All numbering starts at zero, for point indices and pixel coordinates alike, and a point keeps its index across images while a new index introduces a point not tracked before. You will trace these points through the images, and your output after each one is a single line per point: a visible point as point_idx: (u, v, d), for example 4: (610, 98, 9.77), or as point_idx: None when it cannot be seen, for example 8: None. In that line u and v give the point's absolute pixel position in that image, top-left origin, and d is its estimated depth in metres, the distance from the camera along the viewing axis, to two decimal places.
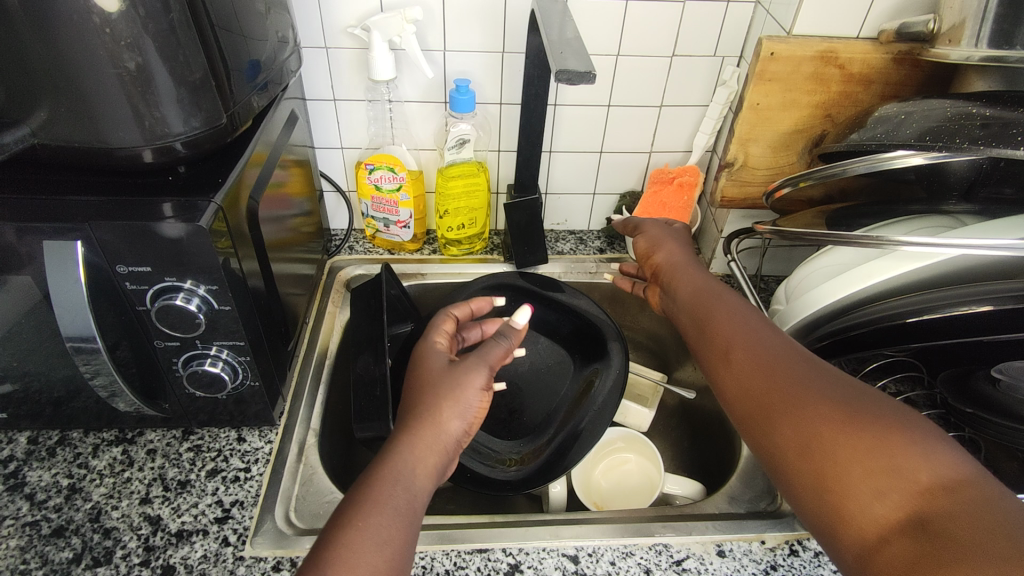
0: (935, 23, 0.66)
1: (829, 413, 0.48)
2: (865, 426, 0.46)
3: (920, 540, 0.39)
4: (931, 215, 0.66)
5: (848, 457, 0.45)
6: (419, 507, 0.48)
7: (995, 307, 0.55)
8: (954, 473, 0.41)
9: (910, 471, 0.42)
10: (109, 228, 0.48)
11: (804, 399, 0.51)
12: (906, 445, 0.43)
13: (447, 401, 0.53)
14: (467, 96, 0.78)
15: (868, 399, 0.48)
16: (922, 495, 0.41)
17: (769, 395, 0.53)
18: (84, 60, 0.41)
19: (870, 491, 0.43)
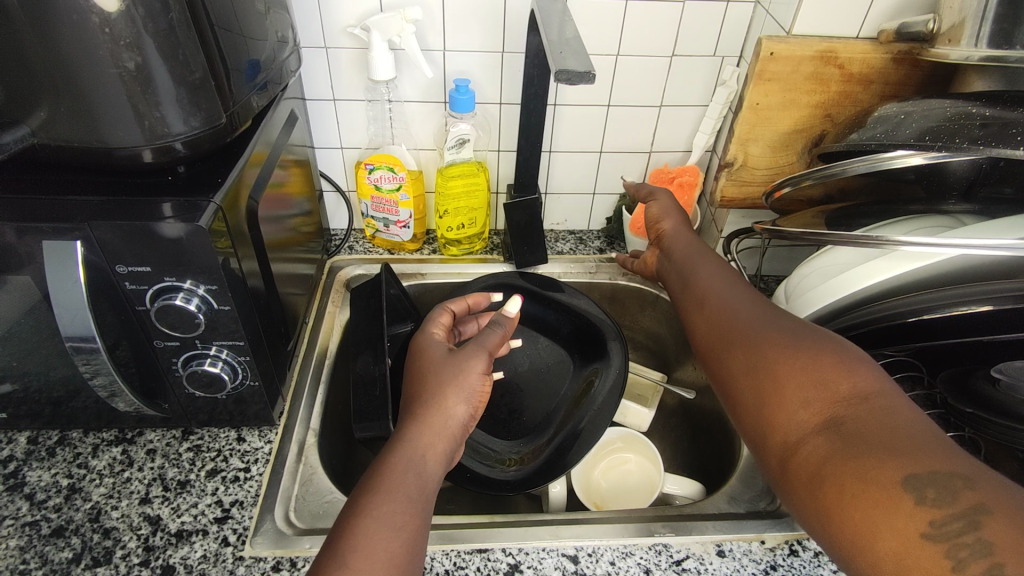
0: (935, 23, 0.67)
1: (773, 339, 0.54)
2: (802, 349, 0.51)
3: (836, 439, 0.45)
4: (932, 215, 0.66)
5: (786, 373, 0.50)
6: (431, 492, 0.49)
7: (994, 307, 0.55)
8: (871, 384, 0.47)
9: (835, 385, 0.47)
10: (108, 229, 0.48)
11: (755, 328, 0.56)
12: (835, 361, 0.49)
13: (451, 387, 0.53)
14: (467, 96, 0.78)
15: (807, 327, 0.54)
16: (843, 403, 0.46)
17: (726, 326, 0.59)
18: (84, 61, 0.41)
19: (801, 401, 0.49)
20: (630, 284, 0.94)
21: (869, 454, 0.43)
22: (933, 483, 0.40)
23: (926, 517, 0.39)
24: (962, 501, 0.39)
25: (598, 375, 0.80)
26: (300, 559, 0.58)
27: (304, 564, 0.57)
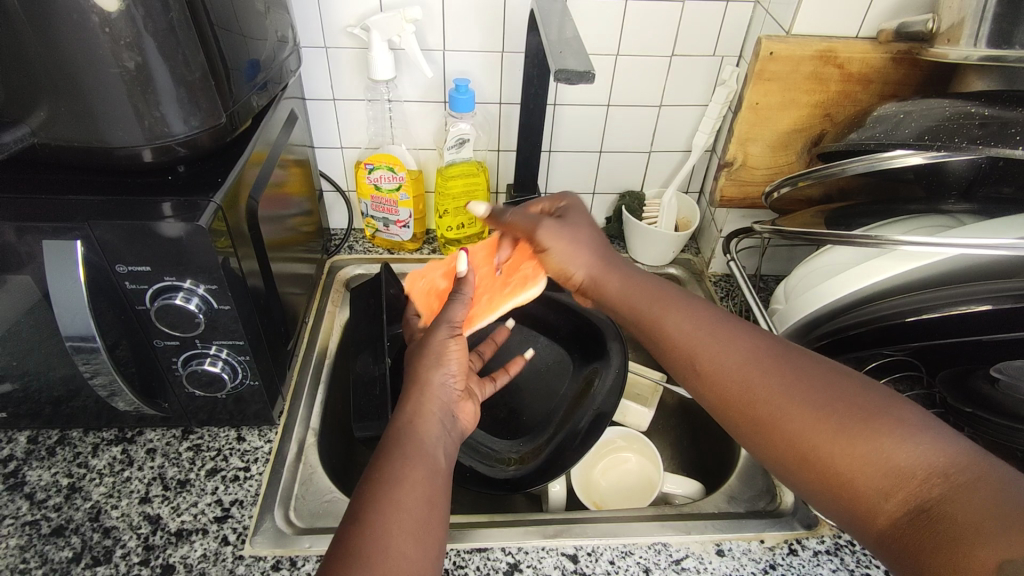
0: (934, 22, 0.67)
1: (820, 417, 0.46)
2: (854, 427, 0.45)
3: (931, 534, 0.39)
4: (930, 215, 0.65)
5: (849, 461, 0.44)
6: (437, 459, 0.50)
7: (992, 307, 0.55)
8: (945, 458, 0.41)
9: (905, 467, 0.42)
10: (108, 228, 0.48)
11: (784, 399, 0.48)
12: (899, 440, 0.43)
13: (427, 362, 0.54)
14: (466, 95, 0.78)
15: (852, 388, 0.47)
16: (926, 488, 0.41)
17: (750, 396, 0.50)
18: (83, 61, 0.41)
19: (877, 491, 0.43)
20: None
21: (966, 545, 0.37)
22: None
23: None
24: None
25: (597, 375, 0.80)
26: (300, 559, 0.58)
27: (304, 563, 0.57)
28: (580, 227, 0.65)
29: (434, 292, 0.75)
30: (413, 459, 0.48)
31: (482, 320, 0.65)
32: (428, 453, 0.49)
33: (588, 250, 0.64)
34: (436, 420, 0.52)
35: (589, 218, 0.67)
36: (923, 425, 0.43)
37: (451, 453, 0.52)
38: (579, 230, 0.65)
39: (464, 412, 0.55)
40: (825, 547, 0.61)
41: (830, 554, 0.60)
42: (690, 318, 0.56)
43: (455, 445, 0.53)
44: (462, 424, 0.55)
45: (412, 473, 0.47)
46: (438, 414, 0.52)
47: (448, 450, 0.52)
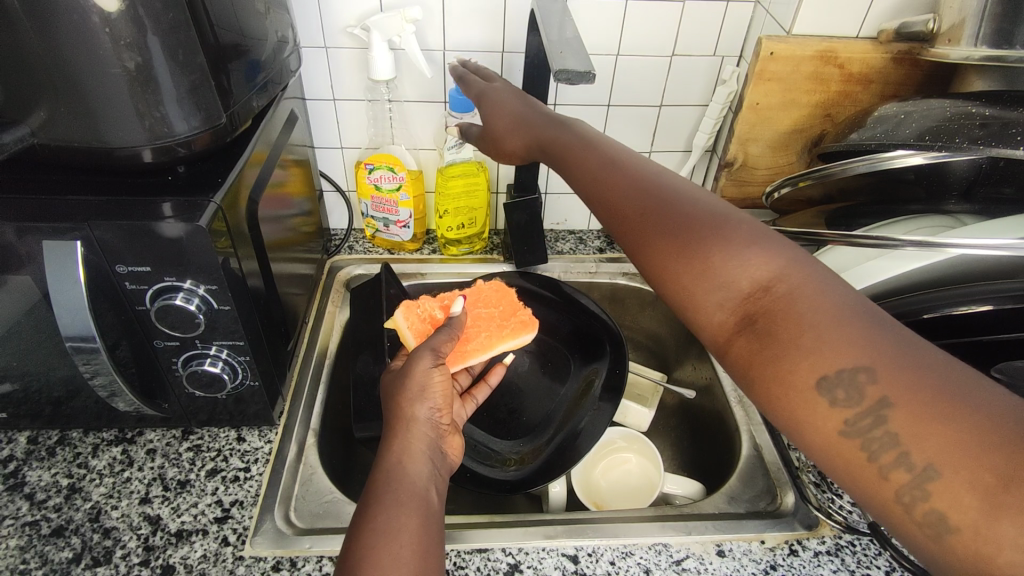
0: (935, 23, 0.67)
1: (663, 231, 0.47)
2: (693, 242, 0.46)
3: (757, 342, 0.42)
4: (931, 215, 0.66)
5: (685, 272, 0.46)
6: (426, 493, 0.47)
7: (995, 307, 0.55)
8: (771, 268, 0.42)
9: (739, 280, 0.43)
10: (108, 229, 0.48)
11: (639, 216, 0.50)
12: (729, 250, 0.44)
13: (408, 395, 0.52)
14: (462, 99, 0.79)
15: (702, 207, 0.48)
16: (751, 298, 0.43)
17: (614, 213, 0.52)
18: (83, 61, 0.41)
19: (715, 300, 0.45)
20: (630, 284, 0.94)
21: (790, 353, 0.40)
22: (850, 381, 0.38)
23: (841, 415, 0.38)
24: (869, 394, 0.37)
25: (597, 377, 0.80)
26: (300, 559, 0.58)
27: (304, 564, 0.57)
28: (513, 98, 0.67)
29: (424, 318, 0.69)
30: (405, 503, 0.46)
31: (473, 358, 0.69)
32: (419, 491, 0.47)
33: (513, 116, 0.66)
34: (425, 458, 0.49)
35: (518, 96, 0.68)
36: (758, 238, 0.44)
37: (442, 491, 0.50)
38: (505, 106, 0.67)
39: (449, 445, 0.53)
40: (826, 547, 0.61)
41: (830, 554, 0.60)
42: (575, 156, 0.58)
43: (444, 482, 0.51)
44: (449, 459, 0.53)
45: (407, 518, 0.45)
46: (425, 451, 0.50)
47: (439, 489, 0.49)
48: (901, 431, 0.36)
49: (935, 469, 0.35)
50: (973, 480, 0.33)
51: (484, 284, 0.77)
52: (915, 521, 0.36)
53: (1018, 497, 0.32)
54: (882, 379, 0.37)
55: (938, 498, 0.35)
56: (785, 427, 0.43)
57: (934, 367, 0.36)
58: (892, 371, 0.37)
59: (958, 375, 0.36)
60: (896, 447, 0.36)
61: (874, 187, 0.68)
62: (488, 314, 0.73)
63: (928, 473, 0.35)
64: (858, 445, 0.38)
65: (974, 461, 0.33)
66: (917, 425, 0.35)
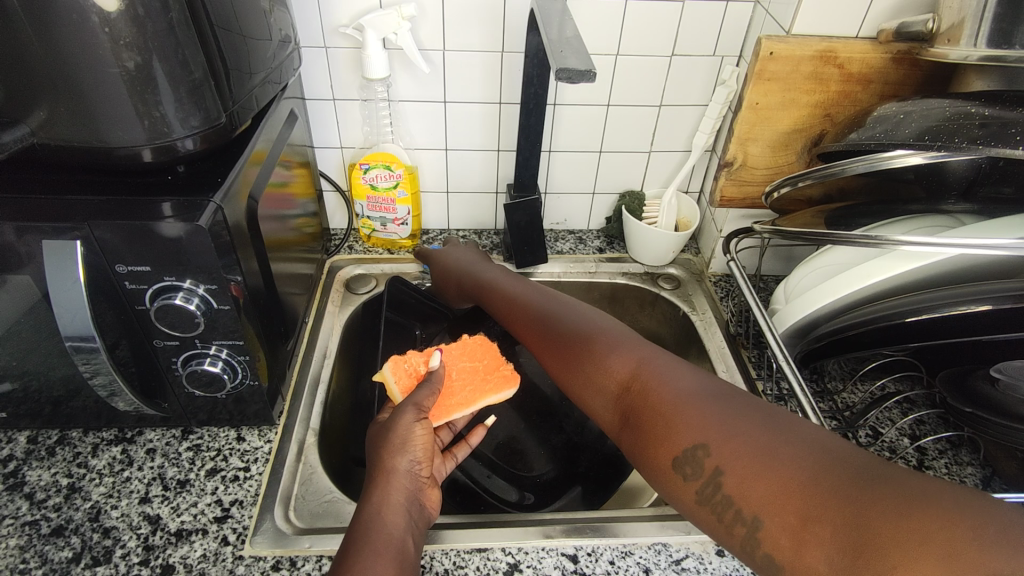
0: (934, 22, 0.67)
1: (560, 348, 0.62)
2: (573, 352, 0.61)
3: (635, 433, 0.53)
4: (928, 215, 0.67)
5: (578, 381, 0.59)
6: (403, 545, 0.48)
7: (993, 307, 0.54)
8: (629, 368, 0.56)
9: (607, 379, 0.57)
10: (108, 228, 0.48)
11: (540, 343, 0.65)
12: (600, 358, 0.58)
13: (390, 447, 0.53)
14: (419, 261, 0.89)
15: (580, 326, 0.63)
16: (621, 396, 0.55)
17: (526, 333, 0.68)
18: (82, 59, 0.41)
19: (598, 399, 0.57)
20: (630, 284, 0.95)
21: (655, 442, 0.51)
22: (693, 458, 0.48)
23: (693, 488, 0.47)
24: (706, 466, 0.47)
25: None
26: (300, 559, 0.58)
27: (304, 563, 0.57)
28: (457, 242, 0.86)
29: (411, 373, 0.67)
30: (384, 553, 0.47)
31: (458, 412, 0.66)
32: (395, 543, 0.48)
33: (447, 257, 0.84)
34: (404, 509, 0.50)
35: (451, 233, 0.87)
36: (617, 347, 0.58)
37: (418, 542, 0.51)
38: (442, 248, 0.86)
39: (429, 497, 0.54)
40: None
41: None
42: (499, 290, 0.75)
43: (421, 534, 0.52)
44: (427, 512, 0.53)
45: (383, 565, 0.46)
46: (405, 503, 0.51)
47: (416, 539, 0.50)
48: (732, 492, 0.45)
49: (760, 519, 0.43)
50: (785, 523, 0.42)
51: (468, 337, 0.74)
52: (758, 562, 0.44)
53: (816, 532, 0.40)
54: (715, 452, 0.47)
55: (768, 543, 0.43)
56: (671, 505, 0.51)
57: (756, 437, 0.46)
58: (720, 446, 0.47)
59: (773, 437, 0.46)
60: (732, 507, 0.45)
61: (874, 186, 0.68)
62: (472, 368, 0.70)
63: (757, 524, 0.43)
64: (708, 509, 0.46)
65: (787, 508, 0.42)
66: (742, 484, 0.45)
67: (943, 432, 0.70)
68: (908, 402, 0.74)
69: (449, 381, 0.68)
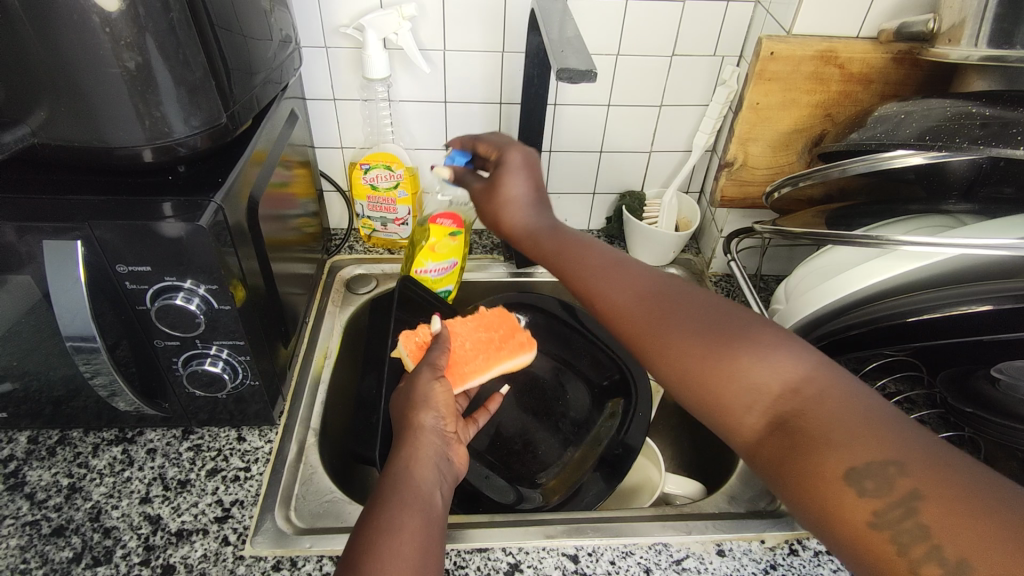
0: (935, 23, 0.67)
1: (702, 339, 0.47)
2: (712, 344, 0.47)
3: (788, 443, 0.43)
4: (930, 215, 0.67)
5: (722, 383, 0.45)
6: (429, 500, 0.48)
7: (994, 307, 0.55)
8: (799, 373, 0.44)
9: (765, 381, 0.44)
10: (108, 228, 0.48)
11: (670, 340, 0.49)
12: (761, 356, 0.45)
13: (414, 405, 0.53)
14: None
15: (725, 315, 0.48)
16: (780, 401, 0.44)
17: (643, 315, 0.51)
18: (82, 59, 0.41)
19: (743, 404, 0.45)
20: None
21: (818, 451, 0.41)
22: (878, 472, 0.39)
23: (870, 506, 0.38)
24: (896, 488, 0.38)
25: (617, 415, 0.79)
26: (300, 559, 0.58)
27: (304, 564, 0.57)
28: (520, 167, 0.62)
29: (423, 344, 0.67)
30: (409, 507, 0.46)
31: (475, 379, 0.67)
32: (422, 500, 0.47)
33: (519, 207, 0.61)
34: (432, 464, 0.50)
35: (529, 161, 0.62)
36: (787, 343, 0.45)
37: (447, 497, 0.50)
38: (513, 177, 0.61)
39: (457, 453, 0.53)
40: (826, 547, 0.61)
41: (830, 554, 0.60)
42: (597, 260, 0.55)
43: (450, 489, 0.51)
44: (455, 467, 0.53)
45: (409, 519, 0.45)
46: (433, 458, 0.50)
47: (445, 494, 0.50)
48: (931, 524, 0.36)
49: (969, 564, 0.35)
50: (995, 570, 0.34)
51: (484, 309, 0.74)
52: None
53: None
54: (913, 473, 0.38)
55: None
56: (825, 534, 0.41)
57: (953, 463, 0.38)
58: (916, 464, 0.38)
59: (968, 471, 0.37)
60: (927, 541, 0.36)
61: (875, 187, 0.68)
62: (488, 338, 0.71)
63: (962, 567, 0.35)
64: (887, 539, 0.38)
65: (989, 547, 0.34)
66: (943, 516, 0.36)
67: (944, 432, 0.70)
68: (909, 403, 0.74)
69: (461, 350, 0.68)
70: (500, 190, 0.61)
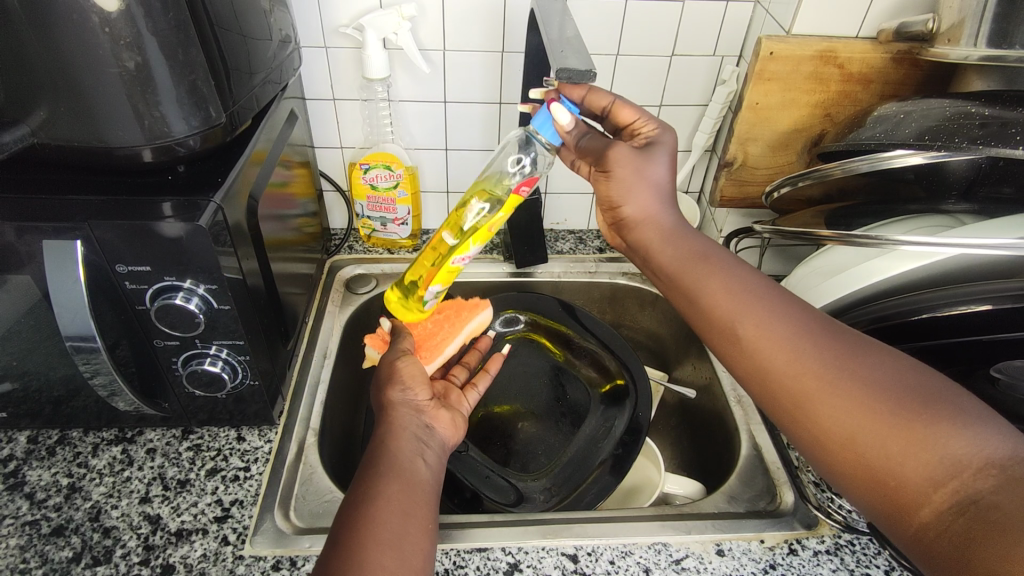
0: (935, 23, 0.67)
1: (883, 402, 0.44)
2: (900, 409, 0.43)
3: (978, 526, 0.38)
4: (930, 215, 0.67)
5: (908, 452, 0.42)
6: (411, 463, 0.50)
7: (993, 307, 0.55)
8: (1005, 452, 0.40)
9: (962, 455, 0.41)
10: (107, 228, 0.48)
11: (839, 398, 0.46)
12: (956, 430, 0.41)
13: (382, 387, 0.58)
14: (547, 125, 0.58)
15: (912, 381, 0.45)
16: (977, 479, 0.40)
17: (805, 362, 0.48)
18: (82, 59, 0.41)
19: (929, 477, 0.41)
20: (630, 284, 0.94)
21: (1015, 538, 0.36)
22: None
23: None
24: None
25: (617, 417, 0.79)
26: (300, 559, 0.58)
27: (304, 563, 0.57)
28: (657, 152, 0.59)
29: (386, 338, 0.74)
30: (387, 468, 0.49)
31: (450, 347, 0.73)
32: (403, 465, 0.50)
33: (657, 195, 0.58)
34: (409, 433, 0.53)
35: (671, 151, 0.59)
36: (989, 419, 0.42)
37: (432, 461, 0.52)
38: (657, 160, 0.58)
39: (434, 418, 0.56)
40: (825, 547, 0.61)
41: (830, 554, 0.60)
42: (757, 298, 0.52)
43: (436, 454, 0.53)
44: (440, 432, 0.55)
45: (388, 477, 0.48)
46: (410, 428, 0.53)
47: (428, 457, 0.52)
48: None
49: None
50: None
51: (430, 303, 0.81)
52: None
53: None
54: None
55: None
56: None
57: None
58: None
59: None
60: None
61: (874, 187, 0.68)
62: (443, 316, 0.76)
63: None
64: None
65: None
66: None
67: None
68: None
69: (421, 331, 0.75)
70: (643, 170, 0.57)
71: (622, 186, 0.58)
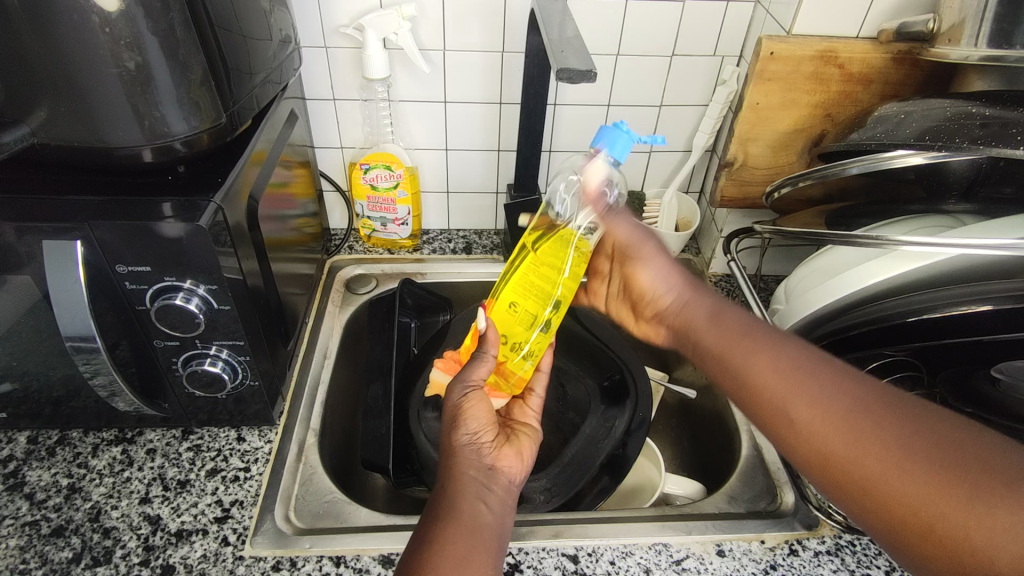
0: (935, 23, 0.67)
1: (956, 469, 0.38)
2: (979, 482, 0.37)
3: None
4: (931, 215, 0.67)
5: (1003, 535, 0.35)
6: (481, 522, 0.47)
7: (993, 308, 0.55)
8: None
9: None
10: (107, 228, 0.48)
11: (906, 469, 0.39)
12: None
13: (446, 423, 0.53)
14: (616, 141, 0.57)
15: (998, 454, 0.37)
16: None
17: (853, 426, 0.42)
18: (81, 60, 0.41)
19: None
20: None
21: None
22: None
23: None
24: None
25: (617, 418, 0.78)
26: (300, 559, 0.58)
27: (304, 564, 0.57)
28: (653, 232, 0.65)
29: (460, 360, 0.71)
30: (452, 529, 0.46)
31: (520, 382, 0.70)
32: (469, 521, 0.47)
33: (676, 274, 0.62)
34: (474, 481, 0.49)
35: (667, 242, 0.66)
36: None
37: (499, 511, 0.49)
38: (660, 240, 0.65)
39: (500, 460, 0.52)
40: (826, 547, 0.61)
41: (830, 554, 0.60)
42: (791, 364, 0.48)
43: (502, 502, 0.50)
44: (506, 472, 0.52)
45: (454, 540, 0.45)
46: (474, 477, 0.50)
47: (493, 507, 0.49)
48: None
49: None
50: None
51: None
52: None
53: None
54: None
55: None
56: None
57: None
58: None
59: None
60: None
61: (874, 187, 0.68)
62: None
63: None
64: None
65: None
66: None
67: None
68: None
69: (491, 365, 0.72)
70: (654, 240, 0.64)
71: (632, 255, 0.64)
